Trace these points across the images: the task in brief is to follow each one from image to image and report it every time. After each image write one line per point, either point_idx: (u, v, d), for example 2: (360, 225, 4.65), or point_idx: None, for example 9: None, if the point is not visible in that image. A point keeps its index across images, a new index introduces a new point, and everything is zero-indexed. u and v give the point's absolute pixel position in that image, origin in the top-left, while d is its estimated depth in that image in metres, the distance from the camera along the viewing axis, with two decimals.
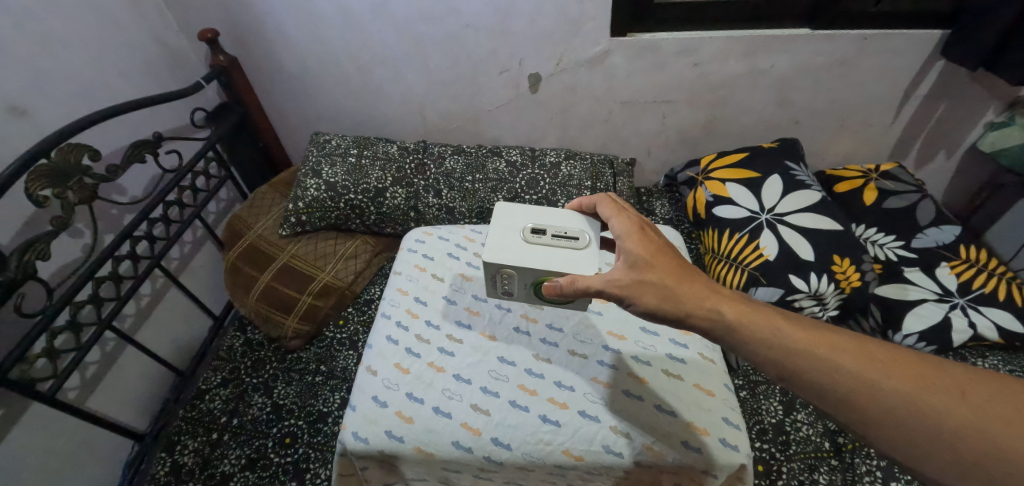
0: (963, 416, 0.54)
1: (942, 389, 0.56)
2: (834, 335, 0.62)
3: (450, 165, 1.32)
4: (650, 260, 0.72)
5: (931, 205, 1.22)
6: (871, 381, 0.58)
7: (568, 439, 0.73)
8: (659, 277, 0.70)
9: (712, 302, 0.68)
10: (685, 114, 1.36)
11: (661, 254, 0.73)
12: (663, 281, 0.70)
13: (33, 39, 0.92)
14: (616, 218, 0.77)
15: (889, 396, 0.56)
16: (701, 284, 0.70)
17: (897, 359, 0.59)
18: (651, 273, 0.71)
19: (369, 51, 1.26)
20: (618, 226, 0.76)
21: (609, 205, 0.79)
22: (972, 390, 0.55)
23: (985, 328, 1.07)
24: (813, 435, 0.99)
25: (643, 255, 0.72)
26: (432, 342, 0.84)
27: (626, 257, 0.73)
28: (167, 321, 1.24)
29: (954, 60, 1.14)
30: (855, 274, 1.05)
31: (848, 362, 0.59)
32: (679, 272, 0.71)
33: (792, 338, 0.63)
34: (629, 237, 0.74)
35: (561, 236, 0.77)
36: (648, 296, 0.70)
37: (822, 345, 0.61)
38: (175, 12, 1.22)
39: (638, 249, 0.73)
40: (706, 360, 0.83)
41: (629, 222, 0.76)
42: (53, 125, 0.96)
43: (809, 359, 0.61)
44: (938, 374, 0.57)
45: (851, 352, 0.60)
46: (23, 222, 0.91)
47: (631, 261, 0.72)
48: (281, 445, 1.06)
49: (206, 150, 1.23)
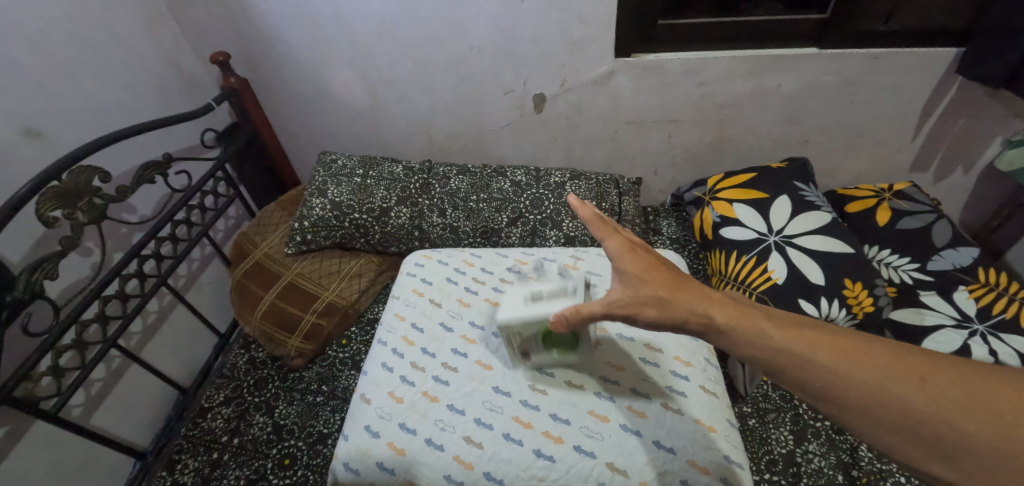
0: (926, 404, 0.50)
1: (907, 378, 0.52)
2: (808, 329, 0.59)
3: (455, 185, 1.32)
4: (645, 277, 0.67)
5: (947, 227, 1.21)
6: (843, 372, 0.54)
7: (563, 475, 0.71)
8: (653, 291, 0.66)
9: (703, 306, 0.64)
10: (692, 133, 1.35)
11: (655, 269, 0.68)
12: (657, 293, 0.66)
13: (50, 64, 0.95)
14: (609, 238, 0.71)
15: (860, 387, 0.53)
16: (693, 289, 0.66)
17: (867, 350, 0.56)
18: (647, 288, 0.66)
19: (375, 73, 1.28)
20: (612, 247, 0.70)
21: (600, 224, 0.72)
22: (936, 378, 0.52)
23: (1007, 356, 1.00)
24: (826, 467, 0.95)
25: (639, 273, 0.68)
26: (427, 370, 0.82)
27: (624, 276, 0.68)
28: (172, 338, 1.25)
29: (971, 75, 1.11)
30: (867, 299, 1.03)
31: (822, 356, 0.56)
32: (675, 284, 0.67)
33: (771, 334, 0.60)
34: (623, 258, 0.69)
35: (563, 287, 0.73)
36: (647, 312, 0.65)
37: (798, 340, 0.58)
38: (188, 36, 1.26)
39: (632, 267, 0.68)
40: (708, 393, 0.80)
41: (622, 241, 0.71)
42: (65, 147, 0.98)
43: (787, 355, 0.57)
44: (905, 362, 0.54)
45: (825, 345, 0.57)
46: (34, 242, 0.93)
47: (627, 279, 0.67)
48: (281, 466, 1.04)
49: (213, 170, 1.25)
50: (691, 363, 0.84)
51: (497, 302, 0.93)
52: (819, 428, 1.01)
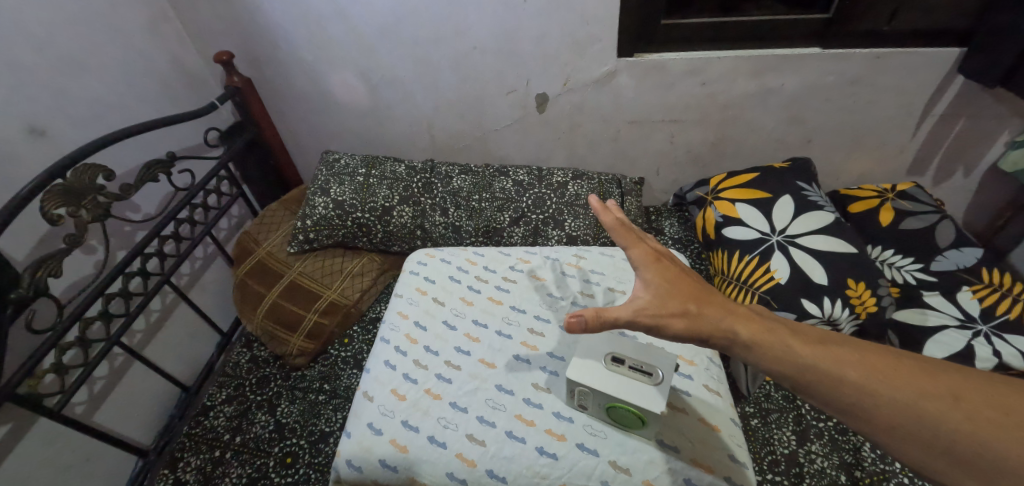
0: (957, 421, 0.49)
1: (937, 395, 0.52)
2: (835, 346, 0.59)
3: (457, 184, 1.32)
4: (670, 289, 0.67)
5: (950, 227, 1.20)
6: (871, 389, 0.54)
7: (565, 473, 0.71)
8: (679, 303, 0.65)
9: (727, 321, 0.63)
10: (694, 133, 1.35)
11: (679, 280, 0.68)
12: (683, 306, 0.65)
13: (54, 62, 0.95)
14: (633, 247, 0.71)
15: (889, 404, 0.52)
16: (719, 303, 0.66)
17: (896, 367, 0.55)
18: (673, 300, 0.66)
19: (378, 72, 1.28)
20: (637, 257, 0.70)
21: (625, 233, 0.72)
22: (966, 395, 0.51)
23: (1012, 357, 1.00)
24: (829, 467, 0.95)
25: (662, 282, 0.67)
26: (430, 368, 0.82)
27: (649, 285, 0.67)
28: (174, 336, 1.25)
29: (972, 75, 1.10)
30: (871, 299, 1.02)
31: (851, 373, 0.55)
32: (700, 296, 0.67)
33: (798, 351, 0.59)
34: (647, 267, 0.69)
35: (640, 368, 0.68)
36: (673, 323, 0.64)
37: (826, 357, 0.57)
38: (192, 35, 1.26)
39: (656, 279, 0.68)
40: (711, 392, 0.80)
41: (647, 252, 0.71)
42: (70, 145, 0.98)
43: (814, 371, 0.57)
44: (933, 380, 0.53)
45: (852, 362, 0.56)
46: (38, 239, 0.93)
47: (654, 289, 0.67)
48: (283, 465, 1.04)
49: (218, 168, 1.25)
50: (694, 362, 0.84)
51: (500, 300, 0.93)
52: (821, 429, 1.00)
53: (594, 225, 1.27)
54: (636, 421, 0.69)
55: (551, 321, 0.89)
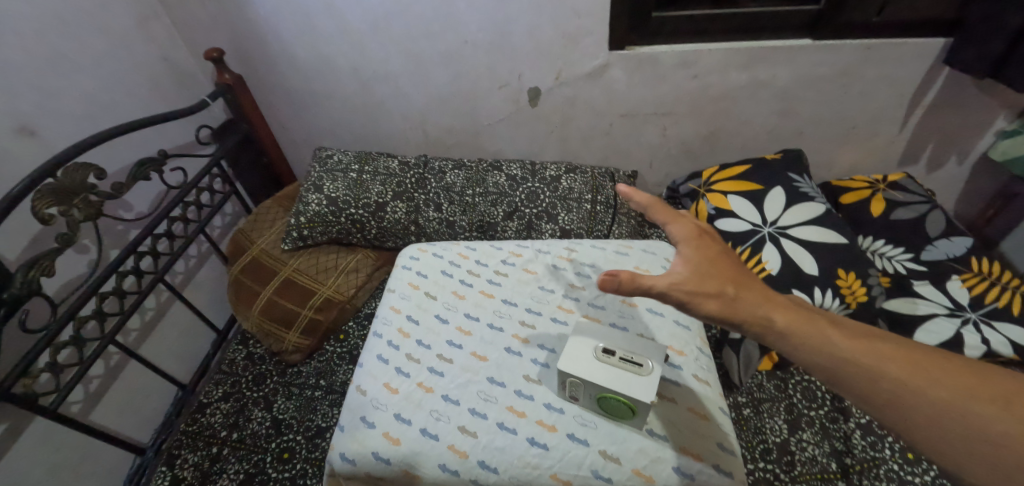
0: (1008, 427, 0.47)
1: (987, 398, 0.49)
2: (881, 342, 0.56)
3: (451, 179, 1.32)
4: (708, 268, 0.64)
5: (941, 217, 1.22)
6: (916, 388, 0.51)
7: (556, 463, 0.71)
8: (717, 284, 0.63)
9: (765, 308, 0.61)
10: (686, 126, 1.35)
11: (720, 261, 0.65)
12: (720, 288, 0.63)
13: (43, 61, 0.95)
14: (673, 223, 0.68)
15: (929, 401, 0.50)
16: (758, 291, 0.63)
17: (945, 366, 0.52)
18: (711, 279, 0.63)
19: (370, 68, 1.28)
20: (676, 233, 0.67)
21: (663, 208, 0.68)
22: (1019, 401, 0.48)
23: (999, 344, 1.02)
24: (819, 455, 0.96)
25: (701, 260, 0.65)
26: (423, 362, 0.83)
27: (687, 261, 0.64)
28: (170, 334, 1.25)
29: (960, 66, 1.10)
30: (861, 289, 1.03)
31: (894, 370, 0.53)
32: (739, 279, 0.64)
33: (840, 344, 0.56)
34: (686, 244, 0.66)
35: (630, 359, 0.68)
36: (708, 304, 0.62)
37: (868, 352, 0.55)
38: (182, 32, 1.25)
39: (695, 256, 0.65)
40: (700, 382, 0.80)
41: (688, 229, 0.68)
42: (60, 145, 0.98)
43: (854, 365, 0.54)
44: (984, 382, 0.50)
45: (896, 358, 0.54)
46: (30, 239, 0.93)
47: (693, 265, 0.64)
48: (280, 460, 1.05)
49: (210, 166, 1.25)
50: (683, 352, 0.84)
51: (491, 294, 0.93)
52: (812, 417, 1.02)
53: (587, 219, 1.27)
54: (627, 412, 0.70)
55: (542, 313, 0.90)
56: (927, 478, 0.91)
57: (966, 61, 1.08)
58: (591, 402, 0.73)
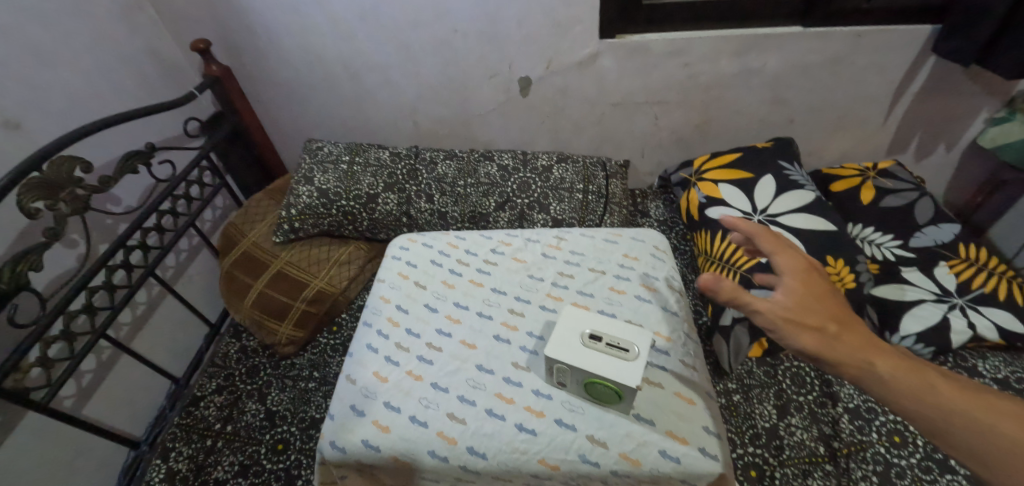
0: None
1: None
2: (986, 396, 0.58)
3: (442, 170, 1.31)
4: (814, 303, 0.66)
5: (930, 204, 1.23)
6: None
7: (544, 448, 0.72)
8: (822, 321, 0.65)
9: (868, 353, 0.63)
10: (678, 115, 1.35)
11: (826, 298, 0.67)
12: (825, 324, 0.65)
13: (26, 53, 0.94)
14: (781, 255, 0.71)
15: None
16: (861, 333, 0.65)
17: None
18: (816, 315, 0.65)
19: (359, 58, 1.27)
20: (783, 263, 0.70)
21: (770, 239, 0.71)
22: None
23: (985, 329, 1.04)
24: (808, 439, 0.98)
25: (808, 294, 0.67)
26: (412, 350, 0.83)
27: (792, 292, 0.67)
28: (162, 328, 1.25)
29: (945, 55, 1.11)
30: (849, 275, 1.04)
31: (1002, 425, 0.55)
32: (844, 319, 0.66)
33: (946, 395, 0.58)
34: (793, 276, 0.68)
35: (616, 344, 0.68)
36: (809, 337, 0.64)
37: (975, 406, 0.57)
38: (168, 23, 1.24)
39: (799, 287, 0.67)
40: (687, 367, 0.81)
41: (796, 261, 0.70)
42: (46, 137, 0.97)
43: (960, 417, 0.57)
44: None
45: (1003, 414, 0.56)
46: (17, 234, 0.92)
47: (796, 298, 0.66)
48: (274, 452, 1.05)
49: (199, 159, 1.24)
50: (670, 338, 0.85)
51: (480, 283, 0.94)
52: (801, 402, 1.03)
53: (579, 209, 1.28)
54: (613, 397, 0.70)
55: (531, 301, 0.90)
56: (913, 460, 0.93)
57: (955, 48, 1.08)
58: (578, 388, 0.74)
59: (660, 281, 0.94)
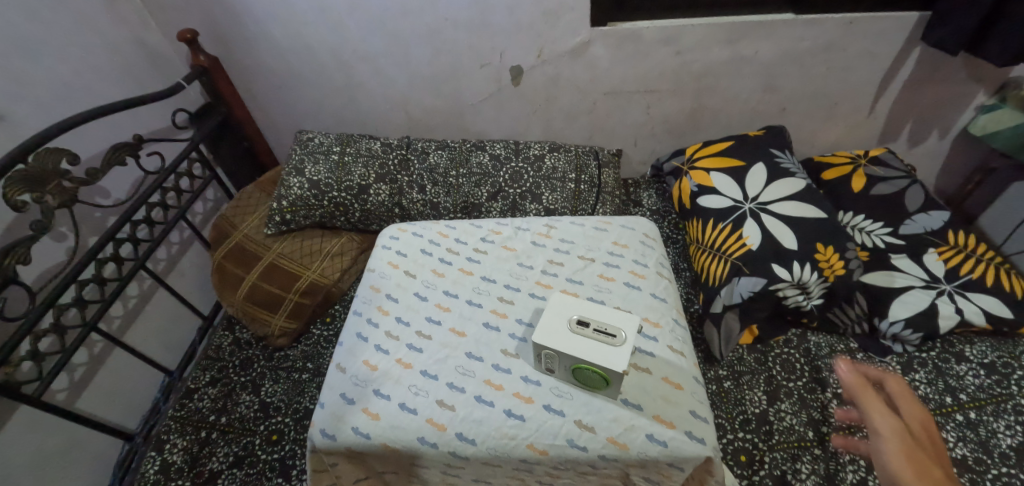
0: None
1: None
2: None
3: (434, 160, 1.31)
4: (925, 450, 0.59)
5: (920, 191, 1.23)
6: None
7: (532, 433, 0.72)
8: (935, 465, 0.58)
9: None
10: (670, 103, 1.35)
11: (944, 459, 0.59)
12: (936, 474, 0.57)
13: (9, 44, 0.92)
14: (905, 397, 0.66)
15: None
16: None
17: None
18: (929, 459, 0.58)
19: (349, 48, 1.25)
20: (907, 404, 0.65)
21: (899, 384, 0.66)
22: None
23: (973, 315, 1.05)
24: (797, 424, 0.99)
25: (921, 439, 0.61)
26: (401, 339, 0.84)
27: (894, 430, 0.61)
28: (155, 321, 1.25)
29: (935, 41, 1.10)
30: (839, 262, 1.03)
31: None
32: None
33: None
34: (913, 417, 0.63)
35: (603, 330, 0.69)
36: (909, 476, 0.57)
37: None
38: (154, 13, 1.22)
39: (918, 424, 0.62)
40: (675, 353, 0.81)
41: (920, 410, 0.64)
42: (31, 129, 0.96)
43: None
44: None
45: None
46: (4, 227, 0.92)
47: (905, 435, 0.61)
48: (269, 442, 1.06)
49: (188, 150, 1.23)
50: (659, 324, 0.85)
51: (470, 271, 0.94)
52: (791, 388, 1.04)
53: (571, 198, 1.27)
54: (601, 382, 0.71)
55: (521, 289, 0.91)
56: None
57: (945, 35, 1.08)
58: (567, 374, 0.74)
59: (650, 268, 0.94)
